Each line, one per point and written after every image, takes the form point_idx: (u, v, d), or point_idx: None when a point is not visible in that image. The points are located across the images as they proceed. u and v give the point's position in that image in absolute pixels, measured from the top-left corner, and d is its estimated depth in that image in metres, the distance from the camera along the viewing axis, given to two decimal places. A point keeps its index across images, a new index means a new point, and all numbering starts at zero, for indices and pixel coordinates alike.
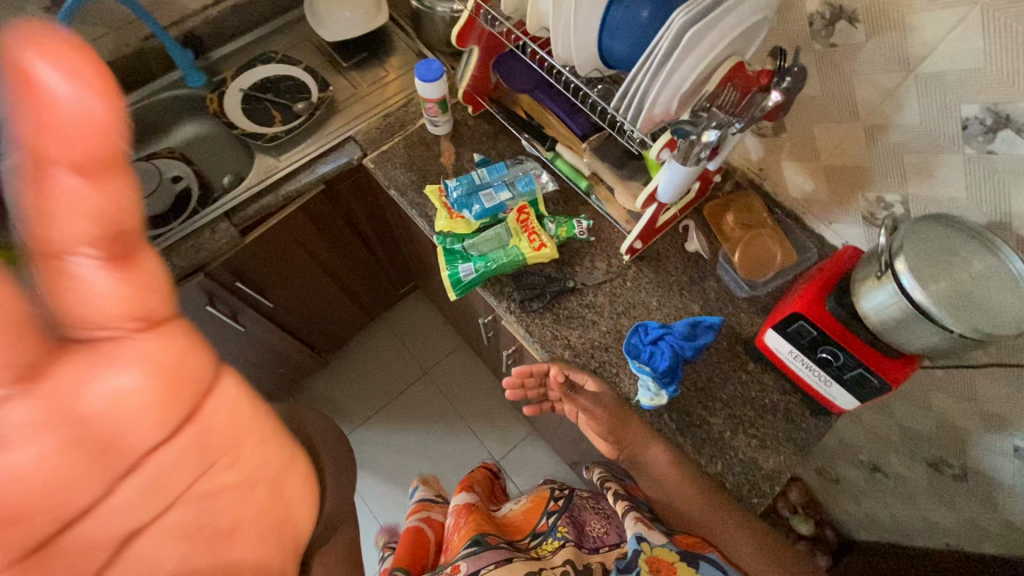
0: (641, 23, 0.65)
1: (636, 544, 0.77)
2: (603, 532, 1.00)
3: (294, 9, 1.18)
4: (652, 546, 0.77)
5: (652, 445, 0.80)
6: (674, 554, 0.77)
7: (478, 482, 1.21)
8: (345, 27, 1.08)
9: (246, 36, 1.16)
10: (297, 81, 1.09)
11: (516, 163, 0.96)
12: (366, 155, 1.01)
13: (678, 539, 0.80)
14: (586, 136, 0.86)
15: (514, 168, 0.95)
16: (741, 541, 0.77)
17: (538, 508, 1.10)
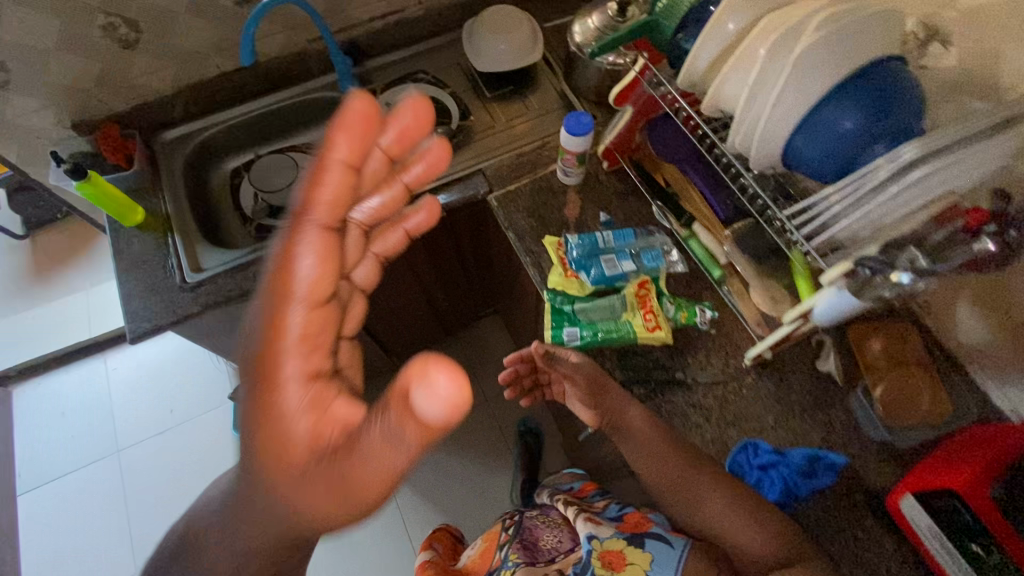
0: (842, 134, 0.57)
1: (588, 542, 0.85)
2: (556, 542, 0.96)
3: (452, 30, 1.17)
4: (601, 538, 0.85)
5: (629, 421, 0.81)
6: (623, 541, 0.83)
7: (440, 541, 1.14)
8: (499, 60, 1.07)
9: (400, 50, 1.15)
10: (438, 105, 1.08)
11: (646, 234, 0.91)
12: (491, 192, 1.01)
13: (626, 524, 0.87)
14: (729, 220, 0.84)
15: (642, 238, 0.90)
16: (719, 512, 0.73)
17: (490, 546, 1.04)
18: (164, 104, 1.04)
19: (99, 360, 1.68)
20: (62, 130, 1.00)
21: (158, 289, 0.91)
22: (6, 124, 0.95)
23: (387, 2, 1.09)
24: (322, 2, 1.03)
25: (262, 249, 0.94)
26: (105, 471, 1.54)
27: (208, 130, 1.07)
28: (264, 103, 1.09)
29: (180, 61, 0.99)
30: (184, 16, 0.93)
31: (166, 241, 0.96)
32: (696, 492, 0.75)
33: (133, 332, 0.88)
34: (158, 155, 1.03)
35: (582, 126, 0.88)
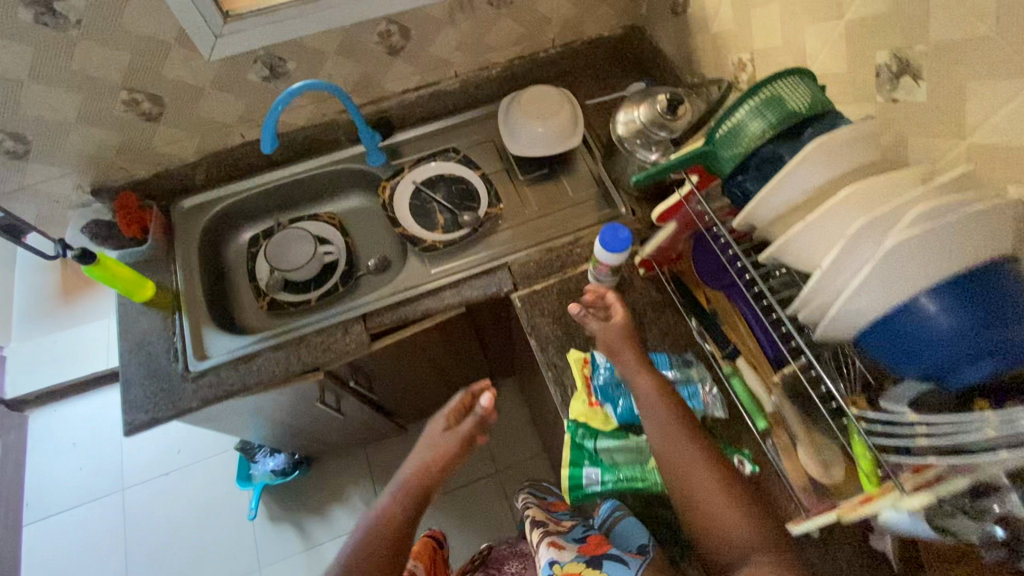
0: (938, 336, 0.47)
1: (547, 567, 0.72)
2: (521, 570, 0.92)
3: (487, 104, 1.11)
4: (562, 563, 0.71)
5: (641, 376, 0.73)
6: (581, 564, 0.70)
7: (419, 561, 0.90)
8: (533, 144, 1.00)
9: (432, 121, 1.10)
10: (467, 187, 1.02)
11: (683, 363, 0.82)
12: (516, 290, 0.93)
13: (585, 545, 0.73)
14: (779, 357, 0.73)
15: (679, 367, 0.81)
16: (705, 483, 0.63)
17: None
18: (185, 171, 1.00)
19: (115, 391, 1.67)
20: (82, 195, 0.97)
21: (159, 377, 0.87)
22: (26, 190, 0.93)
23: (422, 76, 1.03)
24: (353, 76, 0.98)
25: (270, 340, 0.90)
26: (108, 509, 1.53)
27: (228, 198, 1.03)
28: (285, 172, 1.05)
29: (203, 132, 0.96)
30: (209, 91, 0.89)
31: (173, 321, 0.92)
32: (693, 453, 0.65)
33: (129, 424, 0.83)
34: (174, 224, 1.00)
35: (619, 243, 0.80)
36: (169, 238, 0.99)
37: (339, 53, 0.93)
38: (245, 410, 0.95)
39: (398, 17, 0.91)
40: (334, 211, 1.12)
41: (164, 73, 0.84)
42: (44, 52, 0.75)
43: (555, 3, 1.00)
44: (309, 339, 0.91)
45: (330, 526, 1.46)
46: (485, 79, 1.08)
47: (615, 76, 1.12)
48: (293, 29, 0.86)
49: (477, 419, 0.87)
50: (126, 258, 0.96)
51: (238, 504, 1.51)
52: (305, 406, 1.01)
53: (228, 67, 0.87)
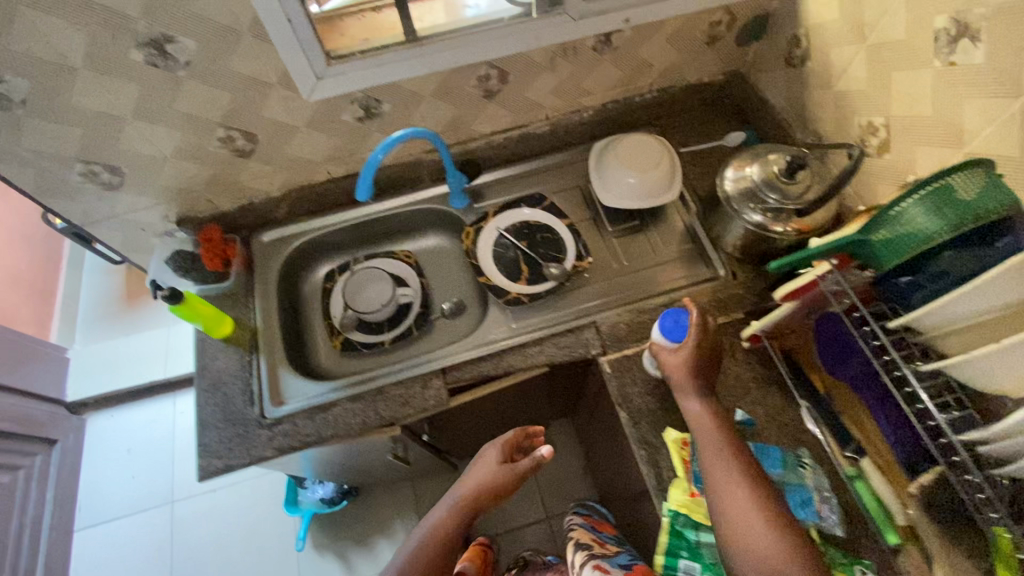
0: None
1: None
2: None
3: (574, 148, 1.07)
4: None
5: (693, 396, 0.73)
6: None
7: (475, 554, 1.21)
8: (626, 195, 0.95)
9: (517, 164, 1.06)
10: (553, 236, 0.97)
11: (799, 463, 0.75)
12: (604, 353, 0.87)
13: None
14: (912, 464, 0.66)
15: (790, 466, 0.74)
16: (743, 506, 0.64)
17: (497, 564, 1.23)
18: (269, 204, 0.99)
19: (170, 401, 1.68)
20: (168, 225, 0.97)
21: (234, 420, 0.85)
22: (115, 219, 0.92)
23: (514, 119, 1.00)
24: (444, 117, 0.95)
25: (347, 389, 0.87)
26: (157, 521, 1.53)
27: (310, 233, 1.02)
28: (368, 210, 1.03)
29: (291, 168, 0.94)
30: (303, 130, 0.87)
31: (251, 361, 0.90)
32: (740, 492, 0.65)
33: (203, 469, 0.81)
34: (254, 258, 0.98)
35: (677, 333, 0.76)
36: (249, 272, 0.98)
37: (436, 95, 0.90)
38: (314, 457, 0.92)
39: (499, 62, 0.88)
40: (410, 249, 1.09)
41: (263, 113, 0.82)
42: (151, 91, 0.74)
43: (660, 50, 0.95)
44: (386, 390, 0.87)
45: (374, 560, 1.43)
46: (576, 123, 1.04)
47: (711, 125, 1.06)
48: (395, 72, 0.83)
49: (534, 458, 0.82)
50: (206, 291, 0.95)
51: (284, 527, 1.50)
52: (372, 453, 0.98)
53: (325, 108, 0.85)
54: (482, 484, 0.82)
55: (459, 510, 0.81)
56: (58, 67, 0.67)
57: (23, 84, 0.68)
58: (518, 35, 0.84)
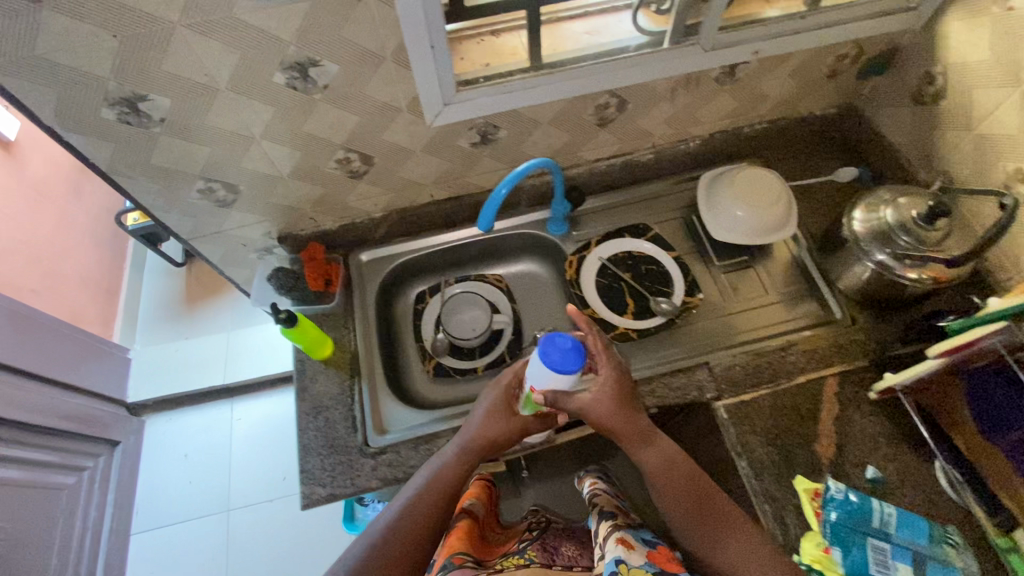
0: None
1: (611, 565, 0.65)
2: (576, 554, 0.80)
3: (676, 178, 1.04)
4: (628, 565, 0.64)
5: (643, 445, 0.73)
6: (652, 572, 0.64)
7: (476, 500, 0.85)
8: (738, 229, 0.91)
9: (616, 192, 1.04)
10: (660, 269, 0.94)
11: (945, 537, 0.71)
12: (720, 396, 0.83)
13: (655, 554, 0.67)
14: None
15: (935, 540, 0.71)
16: (741, 556, 0.62)
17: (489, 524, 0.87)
18: (369, 224, 0.98)
19: (228, 407, 1.68)
20: (268, 241, 0.96)
21: (336, 447, 0.83)
22: (220, 235, 0.92)
23: (621, 146, 0.97)
24: (555, 143, 0.93)
25: (451, 421, 0.85)
26: (213, 529, 1.52)
27: (407, 255, 1.01)
28: (465, 234, 1.01)
29: (397, 190, 0.93)
30: (417, 154, 0.86)
31: (351, 385, 0.88)
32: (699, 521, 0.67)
33: (307, 498, 0.79)
34: (353, 279, 0.97)
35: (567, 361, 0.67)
36: (347, 293, 0.97)
37: (552, 122, 0.88)
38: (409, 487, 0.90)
39: (621, 91, 0.85)
40: (500, 273, 1.07)
41: (384, 136, 0.81)
42: (284, 113, 0.73)
43: (779, 82, 0.92)
44: None
45: None
46: (681, 152, 1.01)
47: (820, 161, 1.03)
48: (520, 99, 0.81)
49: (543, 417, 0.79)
50: (306, 309, 0.94)
51: (341, 544, 1.48)
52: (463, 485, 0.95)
53: (444, 132, 0.83)
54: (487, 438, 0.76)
55: (466, 460, 0.75)
56: (203, 88, 0.66)
57: (166, 104, 0.67)
58: (647, 65, 0.82)
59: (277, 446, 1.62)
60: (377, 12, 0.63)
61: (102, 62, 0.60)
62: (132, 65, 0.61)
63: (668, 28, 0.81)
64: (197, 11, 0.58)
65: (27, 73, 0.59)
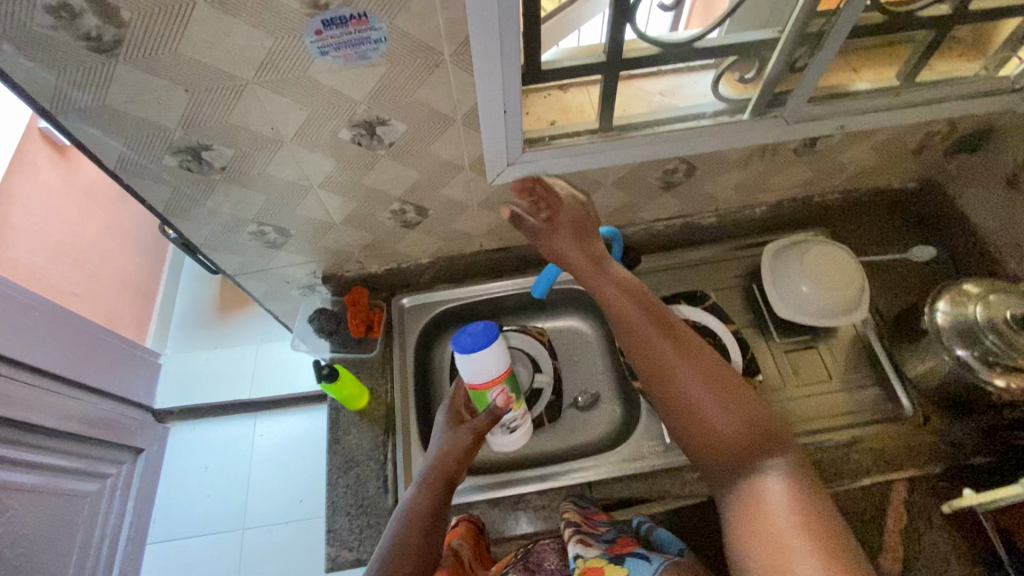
0: None
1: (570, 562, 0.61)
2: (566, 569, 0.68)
3: (735, 243, 0.99)
4: (585, 557, 0.61)
5: (598, 277, 0.70)
6: (604, 559, 0.60)
7: (461, 538, 0.72)
8: (803, 306, 0.86)
9: (671, 253, 0.99)
10: (717, 341, 0.89)
11: None
12: None
13: (612, 544, 0.63)
14: None
15: None
16: (696, 388, 0.60)
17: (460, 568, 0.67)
18: (415, 269, 0.95)
19: (250, 422, 1.67)
20: (312, 280, 0.94)
21: (366, 508, 0.79)
22: (265, 272, 0.90)
23: (682, 209, 0.93)
24: (614, 203, 0.89)
25: (488, 491, 0.82)
26: (227, 546, 1.51)
27: (450, 303, 0.98)
28: (510, 285, 0.98)
29: (448, 239, 0.90)
30: (473, 207, 0.83)
31: (385, 440, 0.85)
32: (654, 339, 0.63)
33: (333, 560, 0.76)
34: (394, 324, 0.95)
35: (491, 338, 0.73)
36: (387, 339, 0.94)
37: (615, 184, 0.84)
38: None
39: (692, 157, 0.81)
40: (543, 326, 1.03)
41: (443, 191, 0.78)
42: (345, 165, 0.70)
43: (860, 155, 0.87)
44: (529, 497, 0.81)
45: None
46: (744, 218, 0.96)
47: (893, 238, 0.98)
48: (587, 160, 0.77)
49: (490, 414, 0.77)
50: (343, 355, 0.93)
51: None
52: None
53: (504, 190, 0.80)
54: (448, 456, 0.74)
55: (433, 485, 0.70)
56: (268, 140, 0.64)
57: (228, 153, 0.65)
58: (724, 134, 0.77)
59: (296, 465, 1.60)
60: (454, 77, 0.60)
61: (172, 113, 0.58)
62: (200, 116, 0.60)
63: (752, 97, 0.76)
64: (272, 71, 0.56)
65: (97, 120, 0.58)
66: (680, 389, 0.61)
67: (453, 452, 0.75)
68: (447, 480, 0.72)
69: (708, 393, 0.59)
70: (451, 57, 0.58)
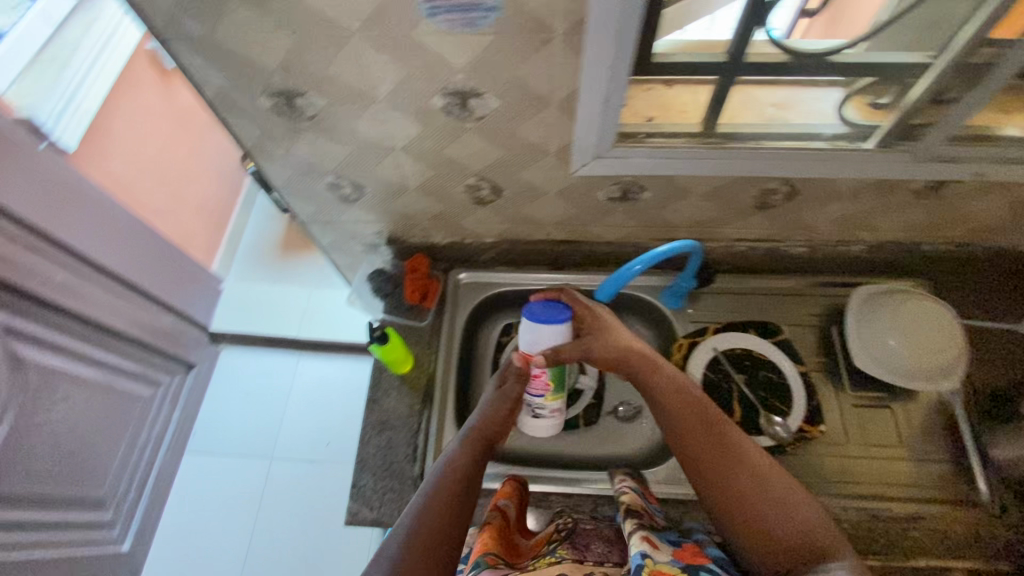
0: None
1: (637, 558, 0.61)
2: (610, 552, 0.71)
3: (820, 279, 0.92)
4: (655, 560, 0.60)
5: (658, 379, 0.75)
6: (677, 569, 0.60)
7: (510, 498, 0.74)
8: (887, 360, 0.79)
9: (746, 277, 0.93)
10: (782, 381, 0.83)
11: None
12: None
13: (681, 552, 0.63)
14: None
15: None
16: (751, 490, 0.63)
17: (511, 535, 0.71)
18: (478, 247, 0.93)
19: (293, 360, 1.74)
20: (376, 240, 0.94)
21: (392, 472, 0.80)
22: (332, 224, 0.90)
23: (771, 233, 0.86)
24: (698, 215, 0.83)
25: None
26: (255, 471, 1.59)
27: (506, 286, 0.96)
28: (570, 279, 0.95)
29: (516, 223, 0.87)
30: (549, 195, 0.79)
31: (421, 410, 0.85)
32: (708, 445, 0.68)
33: (353, 515, 0.77)
34: (448, 298, 0.94)
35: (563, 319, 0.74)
36: (438, 311, 0.93)
37: (704, 196, 0.78)
38: None
39: (798, 180, 0.74)
40: None
41: (522, 174, 0.75)
42: (429, 132, 0.68)
43: (990, 209, 0.77)
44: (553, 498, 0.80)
45: None
46: (835, 254, 0.88)
47: (1003, 305, 0.87)
48: (681, 167, 0.71)
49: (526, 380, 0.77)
50: (393, 319, 0.93)
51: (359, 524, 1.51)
52: None
53: (585, 183, 0.76)
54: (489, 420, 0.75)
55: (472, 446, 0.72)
56: (360, 95, 0.63)
57: (321, 103, 0.64)
58: (839, 161, 0.69)
59: (328, 410, 1.65)
60: (561, 57, 0.56)
61: (273, 54, 0.58)
62: (300, 61, 0.59)
63: (883, 124, 0.68)
64: (378, 25, 0.54)
65: (202, 51, 0.58)
66: (737, 491, 0.63)
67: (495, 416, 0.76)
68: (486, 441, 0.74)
69: (761, 495, 0.62)
70: (563, 37, 0.54)
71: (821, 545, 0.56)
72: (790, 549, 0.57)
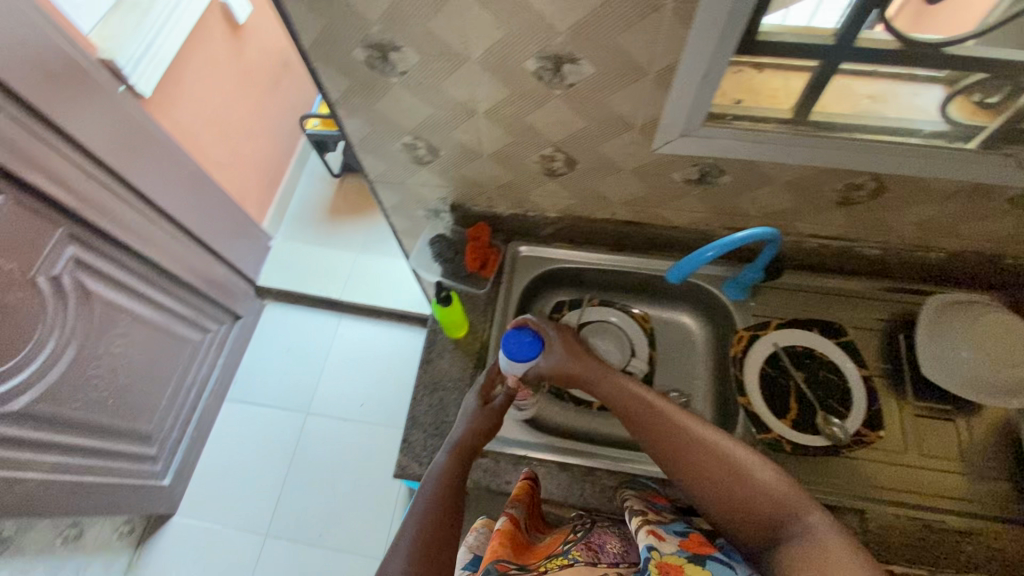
0: None
1: (643, 551, 0.55)
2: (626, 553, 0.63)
3: (889, 284, 0.89)
4: (659, 552, 0.55)
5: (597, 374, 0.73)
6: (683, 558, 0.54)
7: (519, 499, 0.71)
8: (956, 372, 0.76)
9: (811, 275, 0.91)
10: (841, 382, 0.82)
11: None
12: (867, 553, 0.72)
13: (687, 540, 0.57)
14: None
15: None
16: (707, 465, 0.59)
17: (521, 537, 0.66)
18: (540, 220, 0.94)
19: (334, 320, 1.78)
20: (440, 205, 0.95)
21: (442, 431, 0.82)
22: (401, 186, 0.91)
23: (846, 231, 0.83)
24: (773, 206, 0.81)
25: (562, 455, 0.82)
26: (291, 423, 1.64)
27: (565, 263, 0.96)
28: (630, 261, 0.95)
29: (584, 199, 0.87)
30: (624, 172, 0.79)
31: (473, 375, 0.86)
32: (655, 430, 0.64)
33: (403, 469, 0.79)
34: (506, 268, 0.95)
35: (534, 351, 0.74)
36: (495, 281, 0.94)
37: (784, 186, 0.76)
38: None
39: (887, 177, 0.71)
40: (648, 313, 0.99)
41: (601, 148, 0.74)
42: (515, 97, 0.68)
43: None
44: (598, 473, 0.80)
45: None
46: (910, 259, 0.86)
47: None
48: (768, 153, 0.70)
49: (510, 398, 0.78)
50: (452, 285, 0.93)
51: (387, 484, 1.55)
52: None
53: (663, 162, 0.75)
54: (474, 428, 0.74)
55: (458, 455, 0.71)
56: (454, 55, 0.63)
57: (414, 59, 0.65)
58: (937, 160, 0.67)
59: (365, 372, 1.70)
60: (667, 27, 0.55)
61: (377, 5, 0.58)
62: (402, 14, 0.59)
63: (988, 126, 0.65)
64: None
65: None
66: (694, 470, 0.60)
67: (477, 428, 0.75)
68: (470, 454, 0.72)
69: (715, 467, 0.59)
70: (674, 6, 0.53)
71: (784, 501, 0.55)
72: (757, 521, 0.55)
